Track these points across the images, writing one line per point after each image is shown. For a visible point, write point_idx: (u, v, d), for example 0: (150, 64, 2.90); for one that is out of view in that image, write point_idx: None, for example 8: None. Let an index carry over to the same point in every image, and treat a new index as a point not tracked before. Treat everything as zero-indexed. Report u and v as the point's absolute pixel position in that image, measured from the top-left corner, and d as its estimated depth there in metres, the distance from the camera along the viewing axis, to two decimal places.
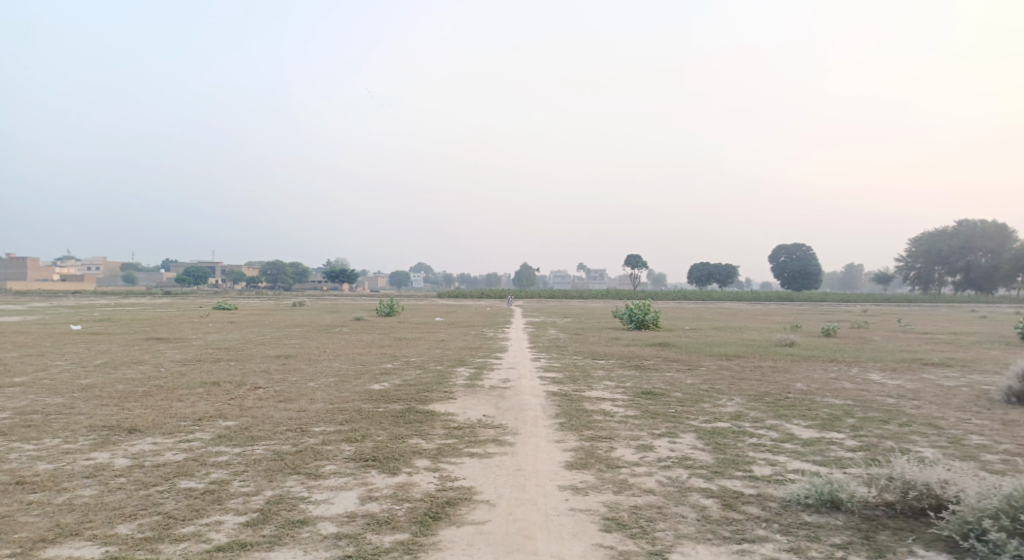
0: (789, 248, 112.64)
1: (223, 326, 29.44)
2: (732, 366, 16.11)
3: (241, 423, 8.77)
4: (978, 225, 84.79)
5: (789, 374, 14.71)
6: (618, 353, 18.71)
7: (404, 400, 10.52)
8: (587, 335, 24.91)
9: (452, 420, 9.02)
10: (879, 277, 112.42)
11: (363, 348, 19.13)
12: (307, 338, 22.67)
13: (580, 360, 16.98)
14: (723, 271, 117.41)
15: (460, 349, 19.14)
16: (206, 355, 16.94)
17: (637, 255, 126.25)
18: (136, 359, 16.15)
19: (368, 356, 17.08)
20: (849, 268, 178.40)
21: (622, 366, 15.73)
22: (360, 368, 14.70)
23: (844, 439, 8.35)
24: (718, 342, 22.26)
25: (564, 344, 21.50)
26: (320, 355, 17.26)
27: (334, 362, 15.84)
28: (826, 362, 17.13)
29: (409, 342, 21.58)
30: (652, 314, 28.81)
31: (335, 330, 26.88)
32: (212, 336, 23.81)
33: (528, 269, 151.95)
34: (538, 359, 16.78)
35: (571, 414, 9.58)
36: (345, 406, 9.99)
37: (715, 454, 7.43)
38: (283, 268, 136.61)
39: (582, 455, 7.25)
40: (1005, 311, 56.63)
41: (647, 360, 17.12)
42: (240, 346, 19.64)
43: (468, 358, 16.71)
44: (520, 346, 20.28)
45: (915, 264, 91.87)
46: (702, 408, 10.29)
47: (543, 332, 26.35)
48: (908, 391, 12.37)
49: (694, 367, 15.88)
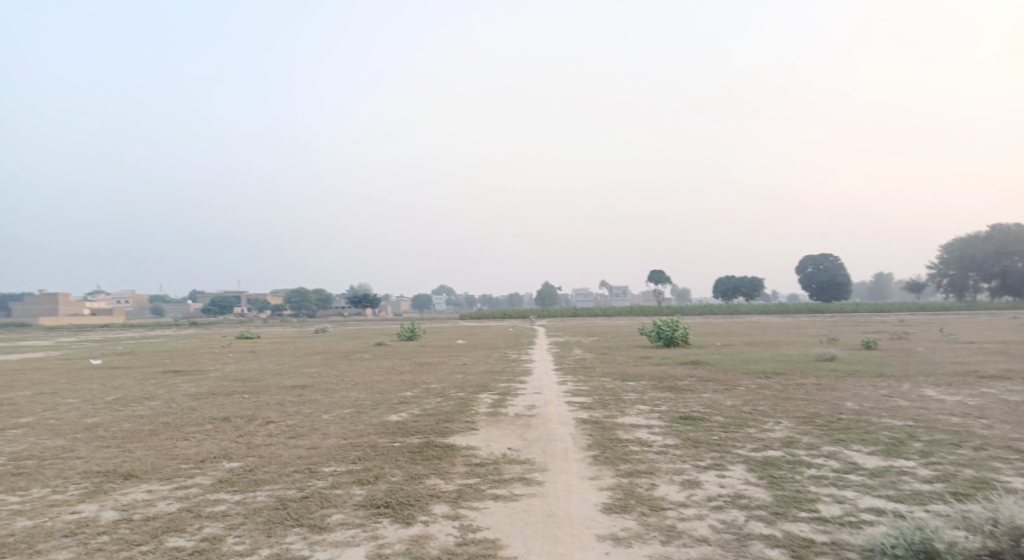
0: (816, 259, 110.29)
1: (243, 356, 29.03)
2: (772, 384, 15.08)
3: (246, 464, 8.12)
4: (1012, 229, 81.94)
5: (837, 392, 13.65)
6: (649, 374, 17.77)
7: (423, 433, 9.78)
8: (614, 355, 23.96)
9: (475, 456, 8.24)
10: (912, 286, 109.22)
11: (382, 375, 18.48)
12: (325, 367, 22.07)
13: (609, 383, 16.08)
14: (748, 284, 115.10)
15: (482, 374, 18.37)
16: (221, 387, 16.41)
17: (659, 271, 124.55)
18: (149, 393, 15.68)
19: (387, 383, 16.41)
20: (878, 278, 174.03)
21: (655, 388, 14.81)
22: (378, 398, 14.00)
23: (917, 467, 7.37)
24: (754, 359, 21.15)
25: (591, 365, 20.61)
26: (337, 385, 16.62)
27: (351, 391, 15.17)
28: (874, 377, 15.98)
29: (430, 367, 20.87)
30: (681, 331, 27.76)
31: (354, 357, 26.33)
32: (231, 366, 23.38)
33: (550, 289, 151.04)
34: (565, 382, 15.93)
35: (604, 444, 8.74)
36: (359, 442, 9.28)
37: (772, 491, 6.55)
38: (306, 295, 137.65)
39: (620, 496, 6.41)
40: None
41: (680, 380, 16.17)
42: (257, 377, 19.11)
43: (491, 383, 15.93)
44: (545, 368, 19.43)
45: (948, 271, 89.05)
46: (748, 434, 9.37)
47: (568, 353, 25.46)
48: (972, 408, 11.27)
49: (731, 386, 14.89)
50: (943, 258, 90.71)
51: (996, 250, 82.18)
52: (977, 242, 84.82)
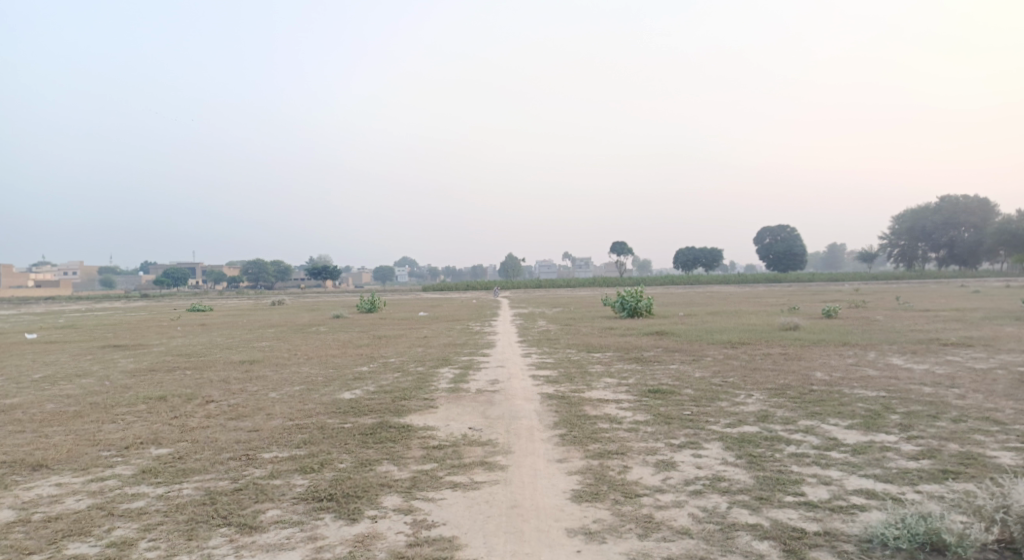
0: (774, 230, 112.38)
1: (193, 329, 27.70)
2: (740, 355, 14.83)
3: (177, 450, 7.27)
4: (960, 201, 84.59)
5: (804, 362, 13.45)
6: (615, 345, 17.35)
7: (378, 412, 9.06)
8: (579, 326, 23.53)
9: (433, 437, 7.58)
10: (863, 257, 112.48)
11: (338, 349, 17.59)
12: (279, 340, 21.05)
13: (574, 354, 15.59)
14: (708, 255, 116.55)
15: (444, 347, 17.67)
16: (163, 363, 15.31)
17: (622, 242, 125.23)
18: (82, 370, 14.46)
19: (342, 358, 15.57)
20: (832, 249, 178.87)
21: (622, 360, 14.37)
22: (332, 373, 13.20)
23: (899, 443, 7.02)
24: (718, 329, 21.01)
25: (555, 337, 20.13)
26: (289, 359, 15.71)
27: (303, 367, 14.31)
28: (839, 346, 15.90)
29: (390, 340, 20.08)
30: (644, 301, 27.54)
31: (311, 329, 25.27)
32: (178, 341, 22.13)
33: (513, 260, 150.68)
34: (529, 355, 15.37)
35: (572, 422, 8.17)
36: (307, 423, 8.50)
37: (752, 472, 6.08)
38: (264, 266, 134.10)
39: (591, 482, 5.84)
40: (990, 285, 56.15)
41: (646, 351, 15.79)
42: (203, 352, 18.01)
43: (453, 356, 15.29)
44: (509, 340, 18.85)
45: (898, 242, 91.78)
46: (720, 408, 8.95)
47: (532, 324, 24.96)
48: (940, 378, 11.14)
49: (699, 357, 14.56)
50: (894, 229, 93.34)
51: (944, 221, 84.79)
52: (926, 213, 87.47)
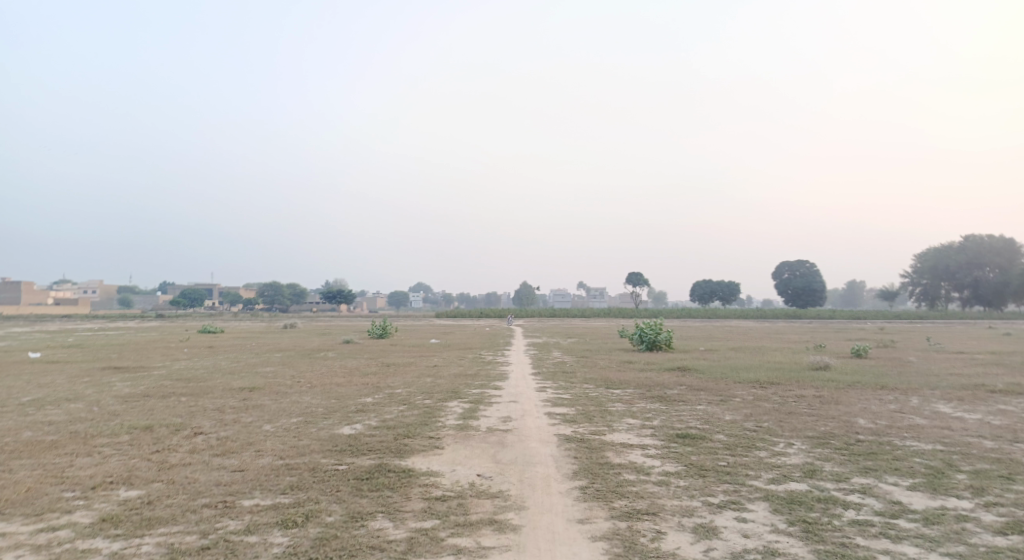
0: (792, 265, 110.63)
1: (199, 351, 27.16)
2: (771, 396, 13.79)
3: (149, 493, 6.46)
4: (984, 240, 82.65)
5: (842, 407, 12.39)
6: (635, 381, 16.36)
7: (377, 452, 8.20)
8: (596, 359, 22.54)
9: (436, 486, 6.68)
10: (885, 294, 110.08)
11: (344, 377, 16.78)
12: (284, 366, 20.30)
13: (592, 390, 14.64)
14: (726, 289, 114.85)
15: (454, 377, 16.80)
16: (159, 388, 14.57)
17: (639, 273, 124.15)
18: (75, 393, 13.77)
19: (347, 387, 14.75)
20: (851, 286, 175.99)
21: (643, 398, 13.40)
22: (333, 404, 12.36)
23: (977, 511, 6.00)
24: (743, 366, 19.92)
25: (571, 370, 19.18)
26: (291, 387, 14.91)
27: (305, 396, 13.51)
28: (877, 390, 14.79)
29: (398, 369, 19.23)
30: (663, 334, 26.52)
31: (319, 355, 24.58)
32: (181, 364, 21.45)
33: (528, 289, 149.97)
34: (544, 389, 14.45)
35: (593, 471, 7.24)
36: (297, 464, 7.66)
37: (810, 545, 5.13)
38: (279, 289, 134.57)
39: (619, 552, 4.92)
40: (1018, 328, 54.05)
41: (669, 389, 14.79)
42: (204, 376, 17.28)
43: (463, 389, 14.43)
44: (523, 372, 17.94)
45: (921, 280, 89.81)
46: (759, 460, 7.98)
47: (547, 356, 24.02)
48: (1000, 430, 10.05)
49: (726, 398, 13.54)
50: (916, 266, 91.37)
51: (968, 260, 82.73)
52: (950, 252, 85.46)
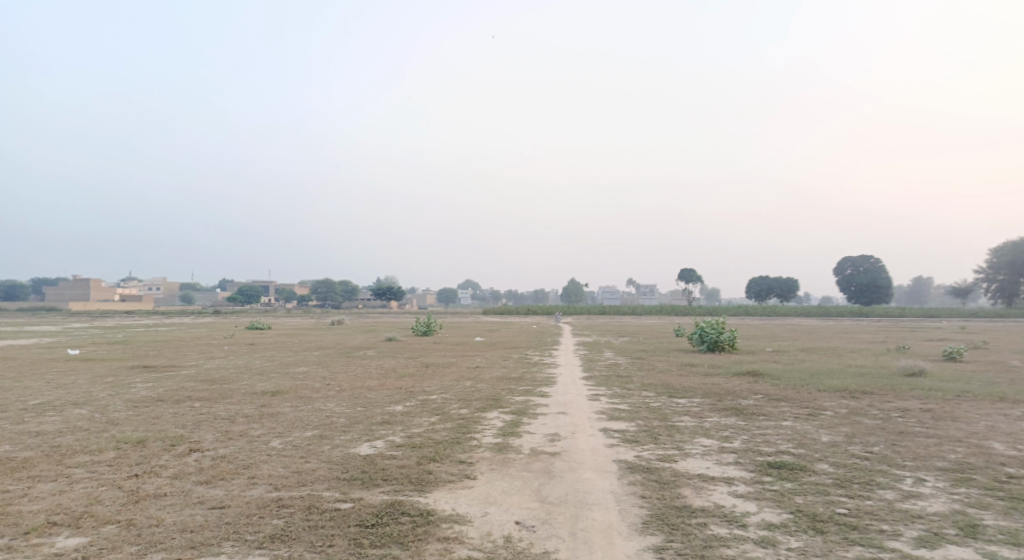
0: (855, 260, 104.15)
1: (238, 349, 26.47)
2: (869, 410, 11.57)
3: (93, 542, 5.03)
4: None
5: (964, 425, 10.12)
6: (700, 388, 14.38)
7: (393, 483, 6.61)
8: (652, 360, 20.55)
9: (458, 543, 5.02)
10: (957, 291, 102.89)
11: (376, 380, 15.38)
12: (318, 366, 19.10)
13: (653, 399, 12.72)
14: (784, 285, 109.68)
15: (496, 381, 15.17)
16: (177, 391, 13.48)
17: (691, 269, 119.89)
18: (87, 397, 12.79)
19: (377, 392, 13.33)
20: (919, 282, 166.32)
21: (715, 411, 11.41)
22: (357, 414, 10.90)
23: None
24: (822, 371, 17.55)
25: (627, 374, 17.25)
26: (318, 392, 13.57)
27: (328, 402, 12.10)
28: (997, 402, 12.32)
29: (436, 370, 17.70)
30: (726, 334, 24.22)
31: (356, 353, 23.44)
32: (214, 363, 20.51)
33: (577, 285, 147.49)
34: (597, 398, 12.62)
35: (669, 523, 5.44)
36: (292, 499, 6.13)
37: None
38: (331, 285, 136.76)
39: None
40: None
41: (744, 399, 12.75)
42: (231, 378, 16.19)
43: (505, 396, 12.76)
44: (572, 376, 16.18)
45: (998, 275, 83.34)
46: (889, 507, 5.98)
47: (598, 357, 22.09)
48: None
49: (815, 412, 11.40)
50: (993, 260, 84.88)
51: None
52: None
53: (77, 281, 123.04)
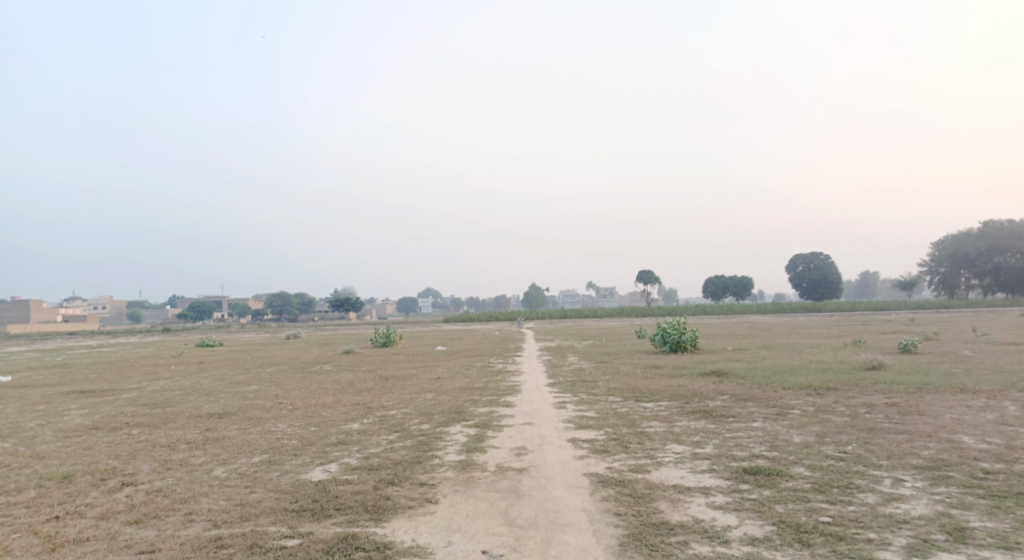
0: (806, 257, 107.07)
1: (187, 368, 25.16)
2: (836, 407, 11.49)
3: None
4: (1005, 225, 79.37)
5: (930, 419, 10.09)
6: (667, 390, 14.15)
7: (348, 512, 6.05)
8: (617, 364, 20.32)
9: None
10: (902, 284, 106.87)
11: (333, 396, 14.66)
12: (271, 384, 18.19)
13: (621, 405, 12.41)
14: (739, 284, 112.09)
15: (459, 392, 14.64)
16: (113, 418, 12.51)
17: (649, 270, 121.38)
18: (12, 428, 11.73)
19: (333, 409, 12.65)
20: (865, 278, 172.60)
21: (684, 414, 11.15)
22: (310, 434, 10.22)
23: None
24: (785, 369, 17.59)
25: (592, 379, 16.95)
26: (269, 412, 12.79)
27: (280, 423, 11.36)
28: (957, 394, 12.43)
29: (396, 384, 17.04)
30: (688, 334, 24.24)
31: (312, 368, 22.52)
32: (159, 384, 19.35)
33: (538, 290, 147.69)
34: (564, 406, 12.22)
35: (648, 544, 5.04)
36: (233, 537, 5.51)
37: None
38: (288, 298, 133.55)
39: None
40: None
41: (711, 401, 12.55)
42: (175, 401, 15.20)
43: (468, 408, 12.25)
44: (537, 384, 15.78)
45: (938, 269, 86.85)
46: (873, 513, 5.73)
47: (562, 362, 21.76)
48: None
49: (783, 411, 11.25)
50: (933, 255, 88.46)
51: (988, 247, 79.48)
52: (969, 238, 82.17)
53: (15, 302, 116.93)
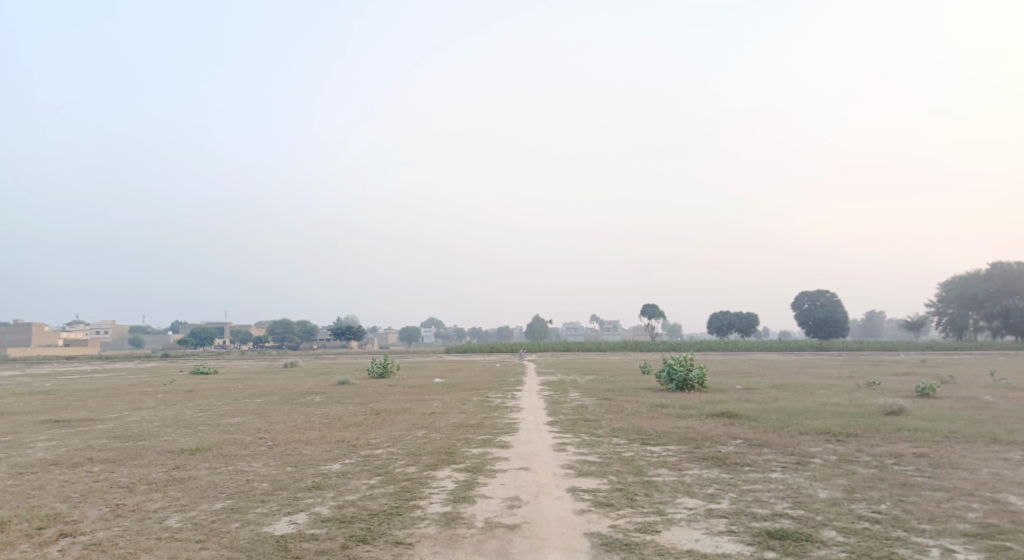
0: (812, 295, 105.83)
1: (174, 397, 24.25)
2: (860, 457, 10.53)
3: None
4: (1013, 267, 78.28)
5: (967, 474, 9.14)
6: (675, 433, 13.20)
7: None
8: (620, 401, 19.36)
9: None
10: (909, 324, 105.46)
11: (318, 432, 13.75)
12: (257, 416, 17.30)
13: (625, 448, 11.49)
14: (744, 320, 110.80)
15: (453, 430, 13.72)
16: (79, 452, 11.63)
17: (653, 305, 120.32)
18: None
19: (315, 447, 11.75)
20: (871, 316, 170.90)
21: (695, 461, 10.21)
22: (285, 476, 9.34)
23: None
24: (798, 411, 16.62)
25: (595, 417, 16.00)
26: (246, 448, 11.89)
27: (255, 462, 10.48)
28: (989, 444, 11.47)
29: (387, 419, 16.12)
30: (695, 372, 23.27)
31: (303, 400, 21.60)
32: (140, 414, 18.43)
33: (541, 323, 146.50)
34: (563, 448, 11.30)
35: None
36: None
37: None
38: (290, 326, 132.71)
39: None
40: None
41: (723, 446, 11.61)
42: (151, 433, 14.32)
43: (460, 448, 11.34)
44: (536, 422, 14.86)
45: (946, 309, 85.56)
46: None
47: (564, 398, 20.79)
48: None
49: (803, 460, 10.31)
50: (941, 295, 87.26)
51: (996, 288, 78.24)
52: (977, 280, 81.09)
53: (16, 326, 116.31)
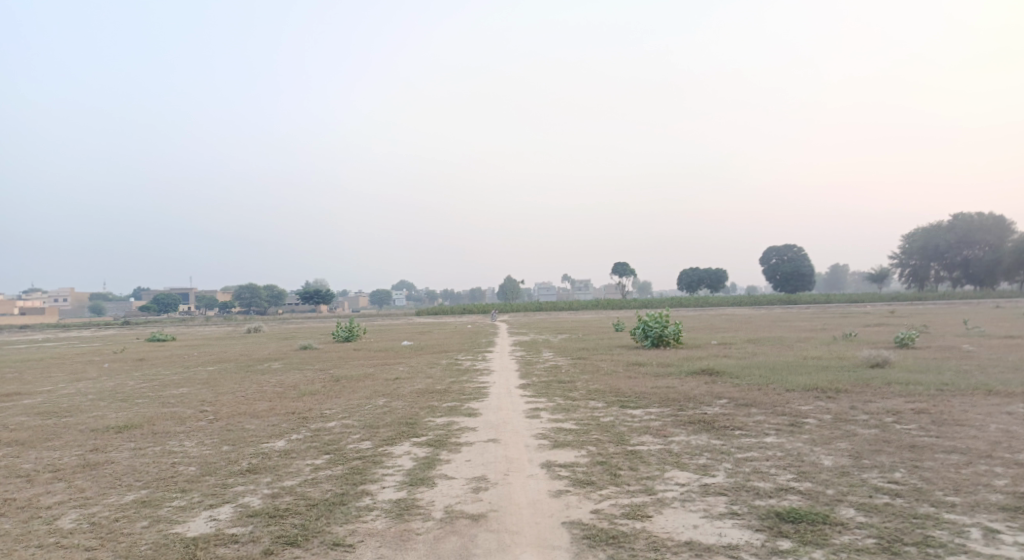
0: (780, 250, 106.75)
1: (121, 366, 22.61)
2: (856, 416, 9.73)
3: None
4: (974, 218, 79.53)
5: (976, 432, 8.35)
6: (656, 393, 12.29)
7: None
8: (596, 361, 18.47)
9: None
10: (872, 277, 107.31)
11: (268, 403, 12.48)
12: (205, 386, 15.93)
13: (604, 413, 10.50)
14: (714, 276, 111.38)
15: (416, 397, 12.59)
16: None
17: (624, 263, 120.20)
18: None
19: (260, 421, 10.52)
20: (835, 270, 174.30)
21: (682, 426, 9.26)
22: (218, 457, 8.12)
23: None
24: (781, 366, 15.91)
25: (569, 379, 15.04)
26: (183, 424, 10.59)
27: (188, 441, 9.21)
28: (986, 397, 10.81)
29: (347, 386, 14.90)
30: (671, 328, 22.49)
31: (260, 367, 20.22)
32: (76, 387, 16.87)
33: (512, 283, 145.68)
34: (537, 415, 10.27)
35: None
36: None
37: None
38: (256, 291, 129.45)
39: None
40: (1010, 307, 50.61)
41: (708, 407, 10.74)
42: (80, 408, 12.87)
43: (423, 418, 10.22)
44: (506, 386, 13.82)
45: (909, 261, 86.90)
46: None
47: (536, 359, 19.82)
48: None
49: (797, 421, 9.45)
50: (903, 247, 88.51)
51: (957, 239, 79.44)
52: (939, 231, 82.24)
53: None
